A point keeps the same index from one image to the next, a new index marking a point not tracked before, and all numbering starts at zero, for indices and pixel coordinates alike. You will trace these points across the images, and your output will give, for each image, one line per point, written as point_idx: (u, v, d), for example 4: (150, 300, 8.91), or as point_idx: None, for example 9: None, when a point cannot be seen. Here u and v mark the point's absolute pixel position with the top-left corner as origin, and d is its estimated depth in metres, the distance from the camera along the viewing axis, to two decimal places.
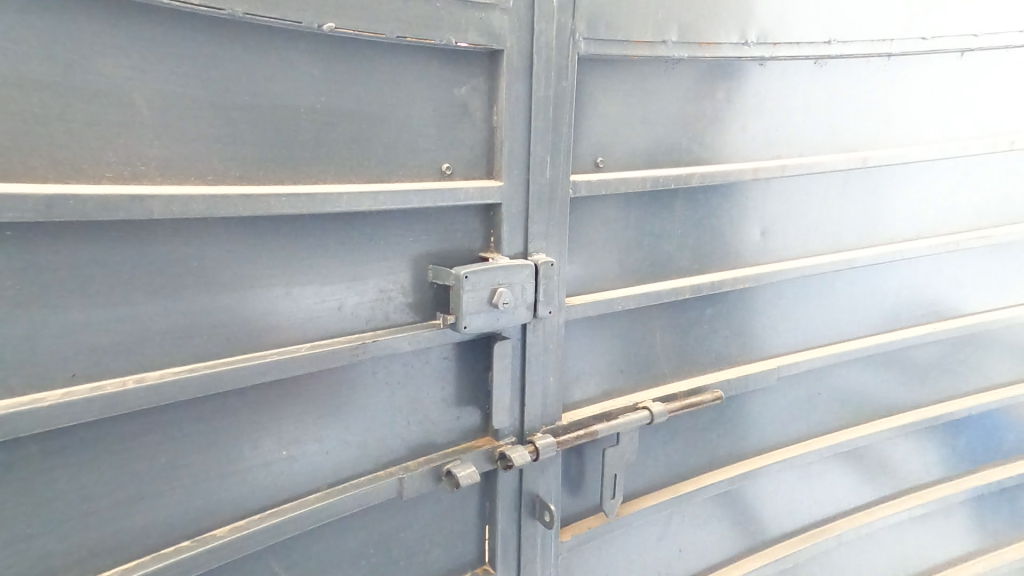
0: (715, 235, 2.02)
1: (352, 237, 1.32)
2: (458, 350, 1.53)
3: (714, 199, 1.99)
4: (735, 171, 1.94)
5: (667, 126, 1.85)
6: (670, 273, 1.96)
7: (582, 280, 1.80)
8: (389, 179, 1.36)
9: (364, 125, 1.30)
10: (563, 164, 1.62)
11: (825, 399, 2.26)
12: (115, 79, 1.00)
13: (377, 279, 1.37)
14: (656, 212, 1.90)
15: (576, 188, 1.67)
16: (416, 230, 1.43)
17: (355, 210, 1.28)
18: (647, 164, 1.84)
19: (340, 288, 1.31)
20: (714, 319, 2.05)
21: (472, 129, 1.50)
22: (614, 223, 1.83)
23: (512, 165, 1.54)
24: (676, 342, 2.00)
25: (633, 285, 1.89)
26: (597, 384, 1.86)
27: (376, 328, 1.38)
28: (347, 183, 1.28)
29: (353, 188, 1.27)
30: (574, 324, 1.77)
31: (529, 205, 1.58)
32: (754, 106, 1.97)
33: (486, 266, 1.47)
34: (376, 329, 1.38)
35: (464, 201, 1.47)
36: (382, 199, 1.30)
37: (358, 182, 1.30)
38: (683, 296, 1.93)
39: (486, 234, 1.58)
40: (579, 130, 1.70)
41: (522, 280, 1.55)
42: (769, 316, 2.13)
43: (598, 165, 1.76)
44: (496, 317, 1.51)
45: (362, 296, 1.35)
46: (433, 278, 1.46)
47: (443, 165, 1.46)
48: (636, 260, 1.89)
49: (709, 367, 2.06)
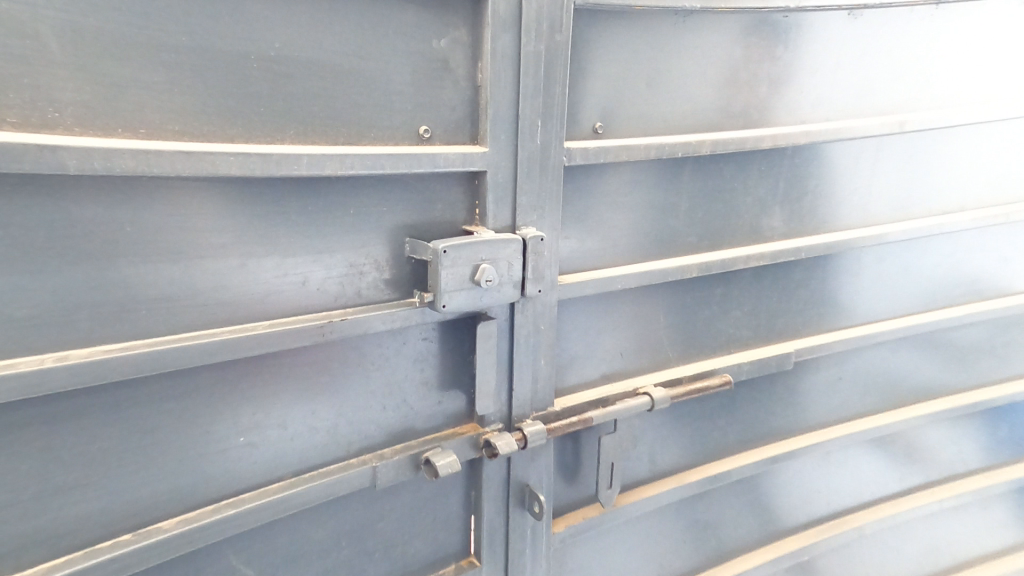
0: (729, 208, 1.86)
1: (316, 206, 1.21)
2: (439, 331, 1.42)
3: (729, 169, 1.82)
4: (754, 137, 1.77)
5: (679, 87, 1.68)
6: (678, 249, 1.81)
7: (578, 256, 1.66)
8: (358, 143, 1.24)
9: (330, 80, 1.18)
10: (556, 127, 1.48)
11: (847, 386, 2.09)
12: (18, 9, 0.89)
13: (347, 253, 1.27)
14: (662, 184, 1.74)
15: (571, 155, 1.53)
16: (390, 199, 1.32)
17: (320, 174, 1.17)
18: (655, 130, 1.68)
19: (305, 262, 1.21)
20: (725, 300, 1.90)
21: (452, 87, 1.35)
22: (616, 195, 1.68)
23: (497, 128, 1.40)
24: (682, 325, 1.85)
25: (634, 263, 1.75)
26: (594, 367, 1.73)
27: (345, 306, 1.29)
28: (311, 145, 1.17)
29: (319, 151, 1.16)
30: (568, 304, 1.65)
31: (518, 173, 1.46)
32: (776, 65, 1.78)
33: (468, 240, 1.37)
34: (344, 309, 1.28)
35: (444, 168, 1.35)
36: (348, 163, 1.19)
37: (325, 145, 1.19)
38: (690, 274, 1.79)
39: (471, 206, 1.46)
40: (578, 90, 1.55)
41: (508, 255, 1.44)
42: (787, 296, 1.97)
43: (598, 131, 1.60)
44: (480, 296, 1.41)
45: (330, 272, 1.25)
46: (413, 253, 1.36)
47: (421, 128, 1.33)
48: (639, 235, 1.74)
49: (719, 351, 1.92)
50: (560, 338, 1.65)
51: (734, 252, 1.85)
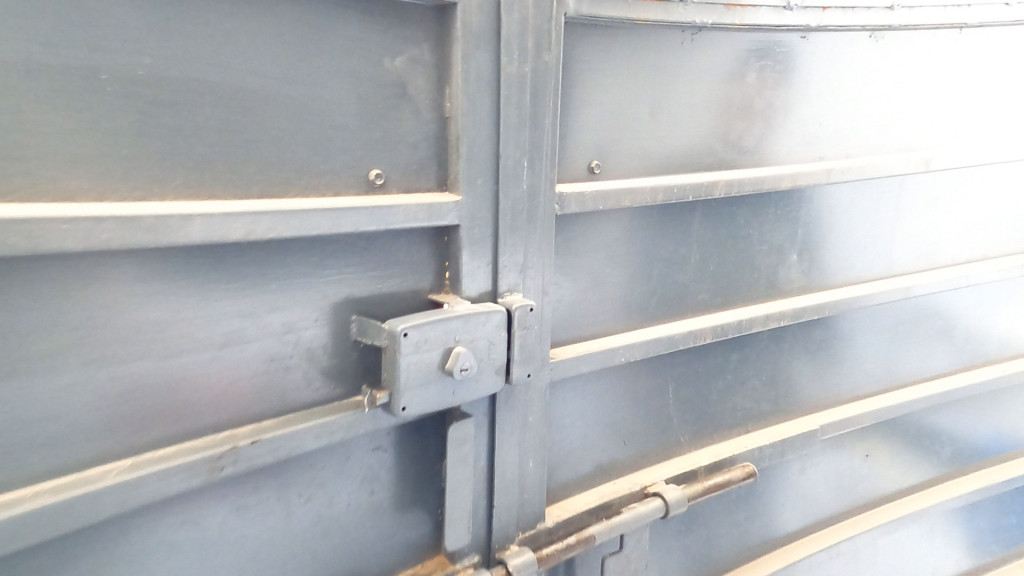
0: (742, 263, 1.52)
1: (213, 285, 0.86)
2: (395, 438, 1.07)
3: (741, 215, 1.48)
4: (771, 177, 1.44)
5: (687, 116, 1.35)
6: (685, 310, 1.48)
7: (572, 323, 1.34)
8: (277, 195, 0.90)
9: (234, 107, 0.84)
10: (546, 170, 1.19)
11: (875, 462, 1.82)
12: None
13: (266, 345, 0.92)
14: (667, 234, 1.41)
15: (564, 203, 1.23)
16: (329, 268, 0.98)
17: (222, 240, 0.83)
18: (656, 168, 1.35)
19: (198, 362, 0.86)
20: (740, 367, 1.59)
21: (412, 119, 1.05)
22: (616, 248, 1.36)
23: (471, 172, 1.10)
24: (694, 399, 1.55)
25: (639, 328, 1.43)
26: (593, 460, 1.41)
27: (261, 421, 0.92)
28: (205, 201, 0.84)
29: (216, 207, 0.82)
30: (561, 385, 1.34)
31: (500, 227, 1.16)
32: (794, 89, 1.46)
33: (437, 314, 1.07)
34: (258, 429, 0.91)
35: (405, 224, 1.04)
36: (260, 226, 0.85)
37: (227, 199, 0.86)
38: (702, 340, 1.46)
39: (439, 268, 1.15)
40: (571, 122, 1.24)
41: (487, 333, 1.13)
42: (810, 361, 1.69)
43: (594, 171, 1.28)
44: (452, 390, 1.09)
45: (238, 373, 0.90)
46: (361, 337, 1.02)
47: (373, 172, 1.01)
48: (643, 295, 1.42)
49: (736, 429, 1.62)
50: (552, 428, 1.34)
51: (750, 311, 1.53)
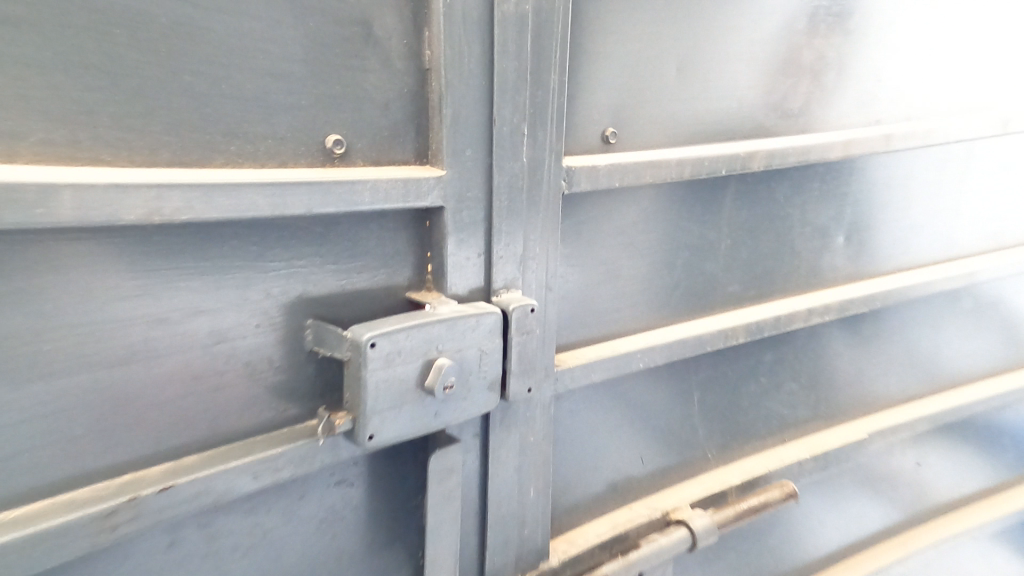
0: (782, 249, 1.28)
1: (103, 287, 0.66)
2: (363, 468, 0.89)
3: (783, 190, 1.23)
4: (821, 145, 1.20)
5: (723, 70, 1.10)
6: (714, 304, 1.24)
7: (581, 322, 1.13)
8: (193, 165, 0.69)
9: (122, 37, 0.62)
10: (551, 139, 0.97)
11: (926, 474, 1.61)
12: None
13: (185, 362, 0.72)
14: (697, 215, 1.17)
15: (574, 179, 1.01)
16: (273, 260, 0.77)
17: (111, 220, 0.61)
18: (685, 134, 1.10)
19: (92, 382, 0.66)
20: (777, 371, 1.37)
21: (380, 72, 0.83)
22: (635, 232, 1.12)
23: (456, 140, 0.89)
24: (722, 409, 1.33)
25: (661, 327, 1.20)
26: (605, 482, 1.22)
27: (179, 458, 0.72)
28: (86, 164, 0.62)
29: (99, 174, 0.61)
30: (568, 397, 1.13)
31: (495, 210, 0.95)
32: (851, 40, 1.20)
33: (415, 318, 0.87)
34: (172, 469, 0.71)
35: (374, 206, 0.83)
36: (163, 206, 0.63)
37: (121, 164, 0.64)
38: (734, 340, 1.23)
39: (421, 261, 0.94)
40: (583, 78, 0.99)
41: (478, 340, 0.93)
42: (855, 362, 1.46)
43: (610, 141, 1.04)
44: (433, 411, 0.89)
45: (149, 398, 0.70)
46: (319, 347, 0.82)
47: (331, 138, 0.79)
48: (666, 287, 1.18)
49: (771, 439, 1.41)
50: (557, 447, 1.14)
51: (791, 304, 1.29)
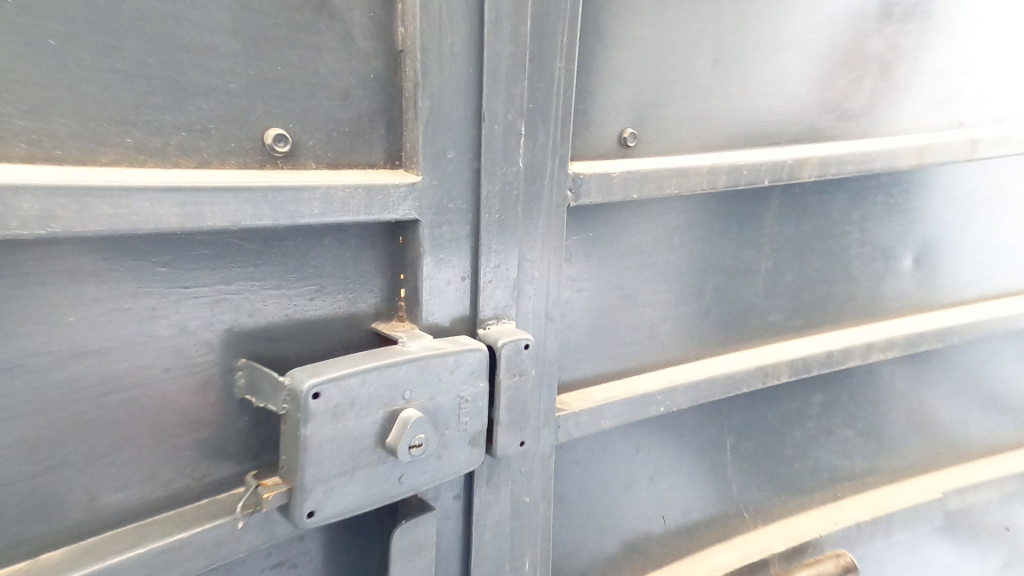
0: (836, 274, 1.07)
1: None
2: (317, 541, 0.73)
3: (839, 204, 1.03)
4: (887, 151, 0.99)
5: (771, 59, 0.91)
6: (755, 340, 1.03)
7: (593, 360, 0.93)
8: (71, 163, 0.52)
9: None
10: (555, 140, 0.79)
11: (1009, 542, 1.34)
12: None
13: (57, 422, 0.55)
14: (732, 233, 0.97)
15: (584, 188, 0.82)
16: (193, 286, 0.61)
17: None
18: (720, 136, 0.90)
19: None
20: (829, 417, 1.13)
21: (338, 54, 0.66)
22: (656, 252, 0.93)
23: (434, 140, 0.71)
24: (764, 461, 1.09)
25: (687, 362, 0.99)
26: (622, 550, 0.98)
27: (39, 552, 0.56)
28: None
29: None
30: (574, 447, 0.92)
31: (484, 224, 0.77)
32: (927, 25, 1.00)
33: (376, 359, 0.69)
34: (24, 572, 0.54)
35: (327, 218, 0.66)
36: (13, 216, 0.47)
37: None
38: (777, 379, 1.02)
39: (392, 286, 0.77)
40: (599, 65, 0.81)
41: (456, 386, 0.75)
42: (927, 409, 1.22)
43: (629, 144, 0.85)
44: (398, 475, 0.71)
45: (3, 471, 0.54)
46: (251, 395, 0.65)
47: (272, 132, 0.63)
48: (694, 319, 0.98)
49: (822, 493, 1.15)
50: (556, 507, 0.91)
51: (847, 338, 1.08)
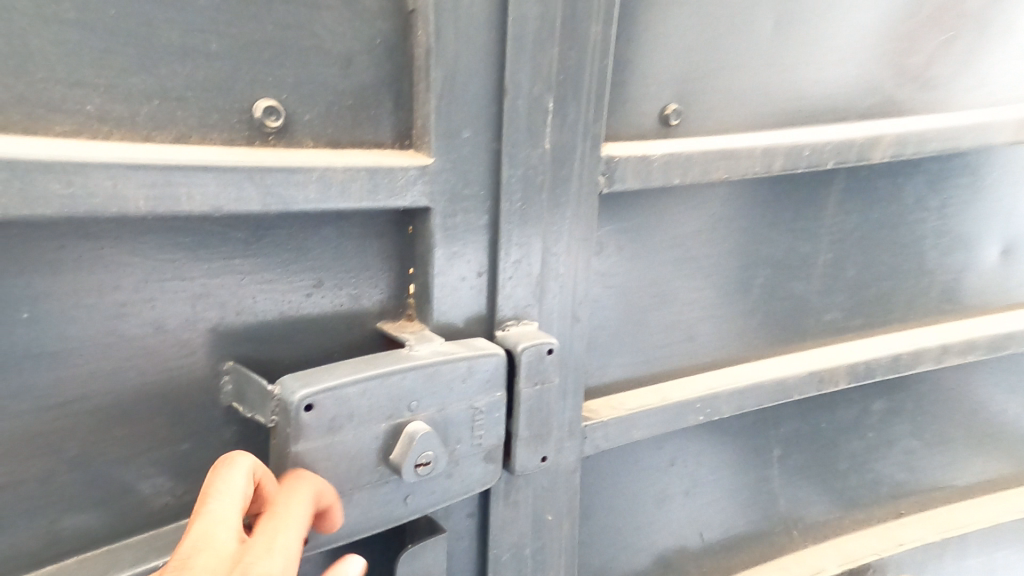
0: (909, 269, 0.94)
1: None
2: (318, 563, 0.66)
3: (916, 188, 0.90)
4: (975, 127, 0.86)
5: (844, 20, 0.78)
6: (810, 345, 0.91)
7: (626, 365, 0.83)
8: (16, 132, 0.45)
9: None
10: (587, 116, 0.69)
11: None
12: None
13: (9, 432, 0.49)
14: (788, 223, 0.85)
15: (620, 169, 0.72)
16: (171, 280, 0.54)
17: None
18: (779, 110, 0.78)
19: None
20: (891, 432, 1.00)
21: (337, 13, 0.57)
22: (698, 246, 0.82)
23: (447, 115, 0.62)
24: (818, 480, 0.97)
25: (732, 366, 0.88)
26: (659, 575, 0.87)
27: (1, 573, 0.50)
28: None
29: None
30: (602, 457, 0.81)
31: (505, 211, 0.68)
32: None
33: (378, 364, 0.60)
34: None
35: (325, 202, 0.57)
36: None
37: None
38: (834, 388, 0.90)
39: (400, 282, 0.68)
40: (642, 26, 0.70)
41: (470, 395, 0.66)
42: (1007, 423, 1.08)
43: (674, 119, 0.74)
44: (403, 494, 0.63)
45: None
46: (238, 403, 0.58)
47: (262, 104, 0.55)
48: (739, 322, 0.87)
49: (882, 512, 1.02)
50: (581, 524, 0.81)
51: (918, 341, 0.94)
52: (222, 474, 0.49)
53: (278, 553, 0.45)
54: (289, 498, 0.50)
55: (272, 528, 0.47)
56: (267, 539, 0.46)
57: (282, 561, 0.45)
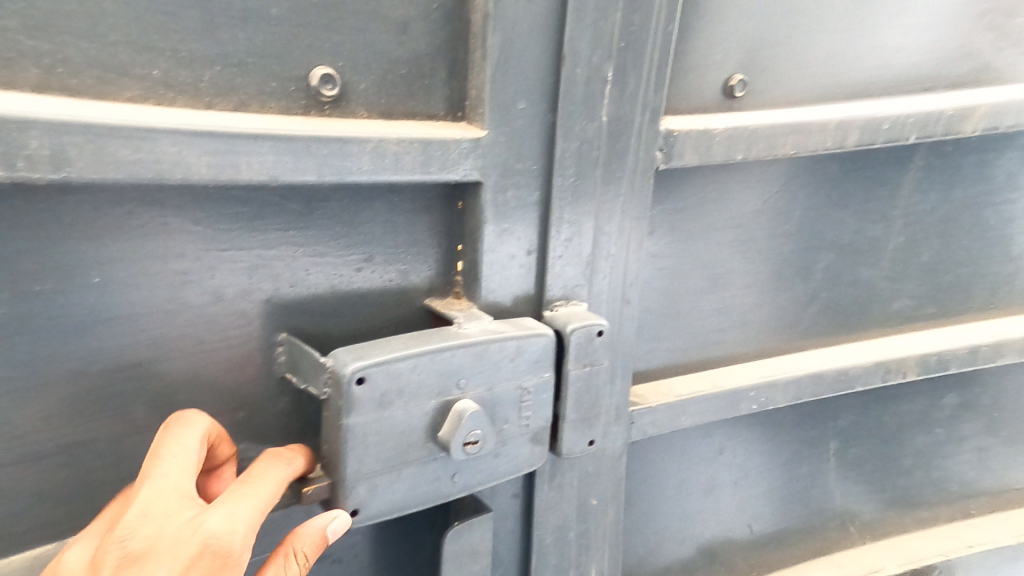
0: (989, 253, 0.88)
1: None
2: (367, 534, 0.67)
3: (1004, 163, 0.84)
4: None
5: None
6: (875, 334, 0.86)
7: (679, 349, 0.80)
8: (89, 97, 0.45)
9: None
10: (647, 87, 0.65)
11: None
12: None
13: (79, 395, 0.50)
14: (858, 202, 0.80)
15: (681, 143, 0.68)
16: (229, 249, 0.54)
17: None
18: (857, 79, 0.73)
19: None
20: (960, 427, 0.94)
21: None
22: (758, 226, 0.78)
23: (503, 85, 0.60)
24: (877, 475, 0.92)
25: (787, 354, 0.84)
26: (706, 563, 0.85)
27: (73, 529, 0.52)
28: None
29: None
30: (648, 444, 0.79)
31: (560, 187, 0.65)
32: None
33: (428, 341, 0.60)
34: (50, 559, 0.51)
35: (381, 172, 0.56)
36: (19, 156, 0.41)
37: None
38: (899, 380, 0.85)
39: (448, 258, 0.67)
40: None
41: (518, 375, 0.64)
42: None
43: (740, 90, 0.70)
44: (450, 472, 0.62)
45: (23, 445, 0.49)
46: (292, 375, 0.58)
47: (319, 72, 0.54)
48: (798, 307, 0.83)
49: (947, 510, 0.96)
50: (626, 510, 0.80)
51: (994, 331, 0.88)
52: (169, 436, 0.50)
53: (238, 523, 0.48)
54: (175, 444, 0.49)
55: (241, 489, 0.50)
56: (232, 503, 0.49)
57: (240, 528, 0.48)
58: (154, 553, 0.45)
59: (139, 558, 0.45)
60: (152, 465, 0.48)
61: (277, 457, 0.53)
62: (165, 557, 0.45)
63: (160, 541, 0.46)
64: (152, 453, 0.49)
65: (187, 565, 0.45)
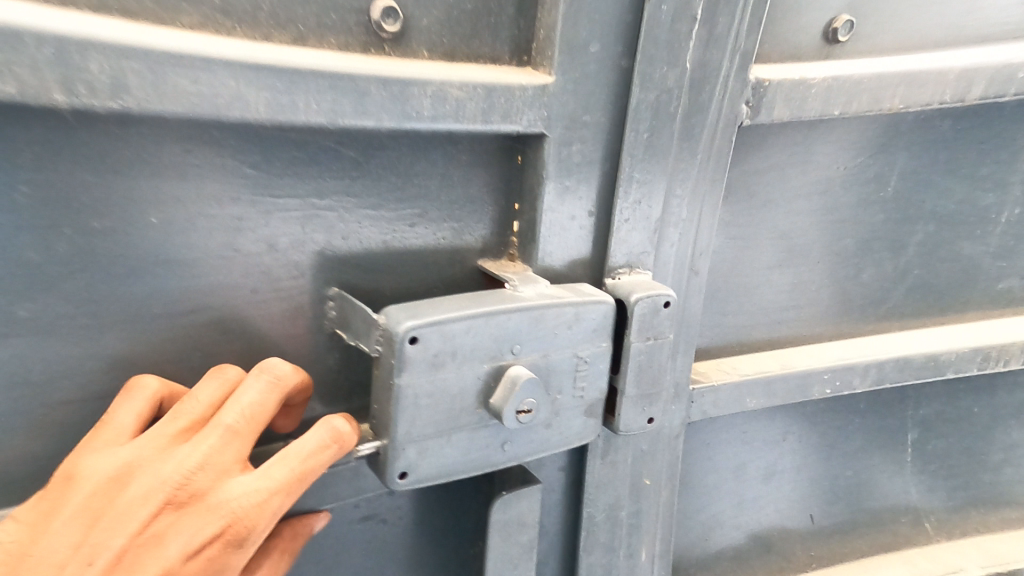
0: None
1: (5, 215, 0.43)
2: (413, 497, 0.65)
3: None
4: None
5: None
6: (969, 315, 0.79)
7: (748, 326, 0.73)
8: (147, 20, 0.43)
9: None
10: (736, 28, 0.58)
11: None
12: None
13: (135, 339, 0.49)
14: (965, 167, 0.72)
15: (773, 95, 0.61)
16: (283, 196, 0.51)
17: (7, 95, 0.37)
18: (975, 26, 0.65)
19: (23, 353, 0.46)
20: None
21: None
22: (849, 193, 0.70)
23: (576, 23, 0.54)
24: (958, 469, 0.85)
25: (867, 336, 0.76)
26: (764, 552, 0.80)
27: None
28: None
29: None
30: (707, 425, 0.74)
31: (631, 141, 0.59)
32: None
33: (483, 302, 0.56)
34: None
35: (445, 117, 0.52)
36: (78, 79, 0.39)
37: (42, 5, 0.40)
38: (992, 366, 0.77)
39: (504, 217, 0.63)
40: None
41: (573, 343, 0.60)
42: None
43: (846, 34, 0.62)
44: (501, 440, 0.60)
45: (84, 387, 0.49)
46: (341, 330, 0.56)
47: (382, 4, 0.50)
48: (886, 285, 0.75)
49: None
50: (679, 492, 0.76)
51: None
52: (258, 387, 0.48)
53: (263, 513, 0.46)
54: (256, 401, 0.48)
55: (281, 477, 0.47)
56: (266, 490, 0.47)
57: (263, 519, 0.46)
58: (191, 506, 0.45)
59: (180, 499, 0.45)
60: (232, 412, 0.47)
61: (334, 441, 0.49)
62: (196, 519, 0.45)
63: (201, 495, 0.46)
64: (238, 398, 0.48)
65: (206, 537, 0.45)
